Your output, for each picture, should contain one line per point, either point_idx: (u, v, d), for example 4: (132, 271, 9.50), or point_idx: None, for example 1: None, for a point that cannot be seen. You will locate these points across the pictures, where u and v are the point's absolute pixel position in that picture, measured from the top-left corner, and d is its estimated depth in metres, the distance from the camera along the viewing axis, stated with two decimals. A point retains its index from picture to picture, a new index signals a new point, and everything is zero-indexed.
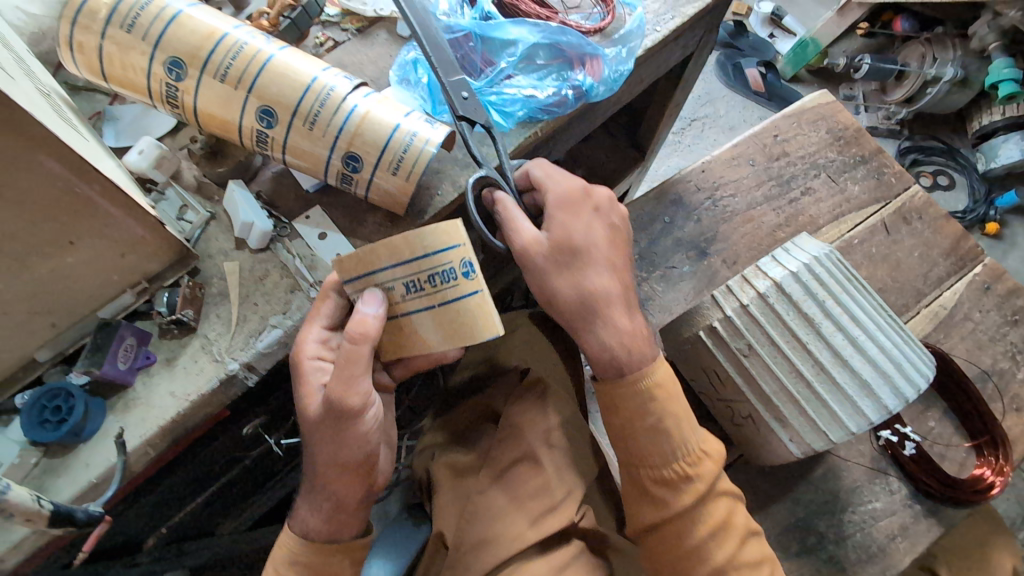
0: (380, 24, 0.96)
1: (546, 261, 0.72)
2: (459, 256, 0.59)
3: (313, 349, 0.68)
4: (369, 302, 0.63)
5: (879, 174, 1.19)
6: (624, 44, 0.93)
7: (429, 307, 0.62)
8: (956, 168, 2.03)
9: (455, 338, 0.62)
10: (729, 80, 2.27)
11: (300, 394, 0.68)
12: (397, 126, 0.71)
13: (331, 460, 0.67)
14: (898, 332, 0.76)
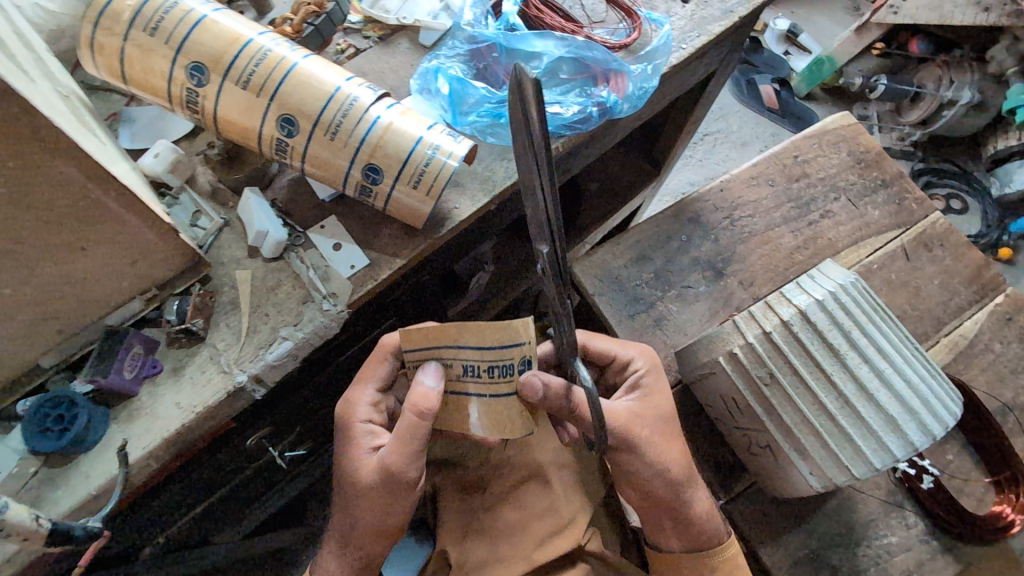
0: (402, 32, 0.95)
1: (650, 435, 0.74)
2: (520, 354, 0.59)
3: (366, 410, 0.73)
4: (430, 377, 0.64)
5: (900, 199, 1.18)
6: (650, 61, 0.91)
7: (481, 392, 0.63)
8: (969, 192, 2.02)
9: (500, 428, 0.64)
10: (743, 96, 2.26)
11: (347, 453, 0.72)
12: (419, 139, 0.70)
13: (372, 524, 0.72)
14: (926, 366, 0.74)
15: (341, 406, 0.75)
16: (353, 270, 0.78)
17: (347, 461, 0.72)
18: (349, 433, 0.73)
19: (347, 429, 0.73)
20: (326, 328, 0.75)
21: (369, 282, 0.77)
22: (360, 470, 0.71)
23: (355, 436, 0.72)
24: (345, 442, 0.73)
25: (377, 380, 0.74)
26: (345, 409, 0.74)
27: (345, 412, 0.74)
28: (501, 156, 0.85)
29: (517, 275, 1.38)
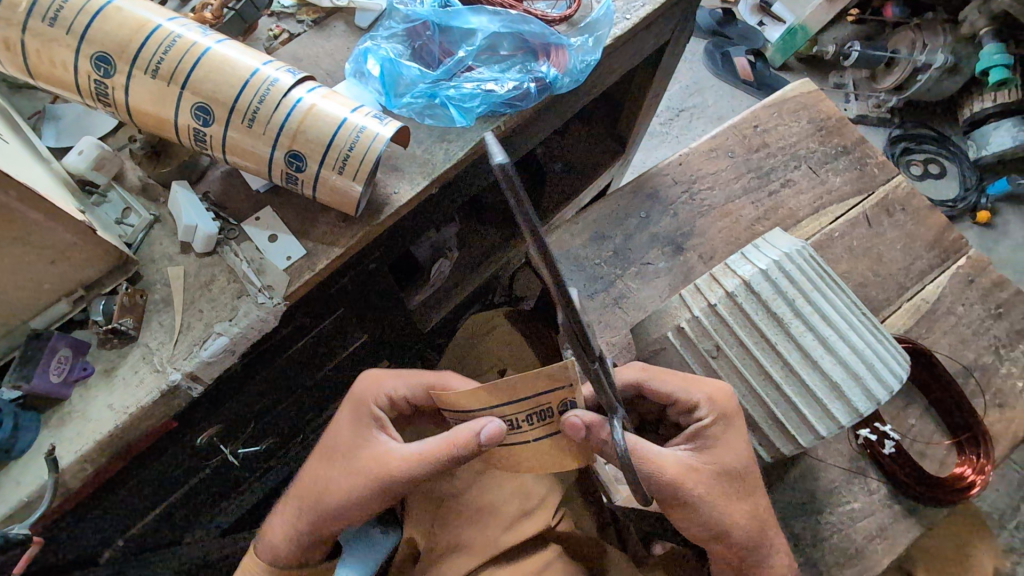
0: (337, 15, 0.93)
1: (707, 492, 0.65)
2: (560, 396, 0.60)
3: (388, 397, 0.76)
4: (488, 430, 0.64)
5: (861, 165, 1.16)
6: (591, 33, 0.89)
7: (527, 438, 0.66)
8: (947, 156, 2.01)
9: (556, 464, 0.68)
10: (717, 68, 2.23)
11: (351, 428, 0.74)
12: (342, 121, 0.67)
13: (334, 502, 0.71)
14: (873, 331, 0.73)
15: (362, 382, 0.78)
16: (290, 261, 0.76)
17: (347, 434, 0.74)
18: (362, 411, 0.75)
19: (359, 404, 0.75)
20: (263, 321, 0.73)
21: (307, 273, 0.76)
22: (359, 442, 0.73)
23: (367, 416, 0.75)
24: (352, 417, 0.75)
25: (415, 383, 0.77)
26: (365, 389, 0.77)
27: (363, 392, 0.76)
28: (440, 138, 0.83)
29: (482, 261, 1.37)
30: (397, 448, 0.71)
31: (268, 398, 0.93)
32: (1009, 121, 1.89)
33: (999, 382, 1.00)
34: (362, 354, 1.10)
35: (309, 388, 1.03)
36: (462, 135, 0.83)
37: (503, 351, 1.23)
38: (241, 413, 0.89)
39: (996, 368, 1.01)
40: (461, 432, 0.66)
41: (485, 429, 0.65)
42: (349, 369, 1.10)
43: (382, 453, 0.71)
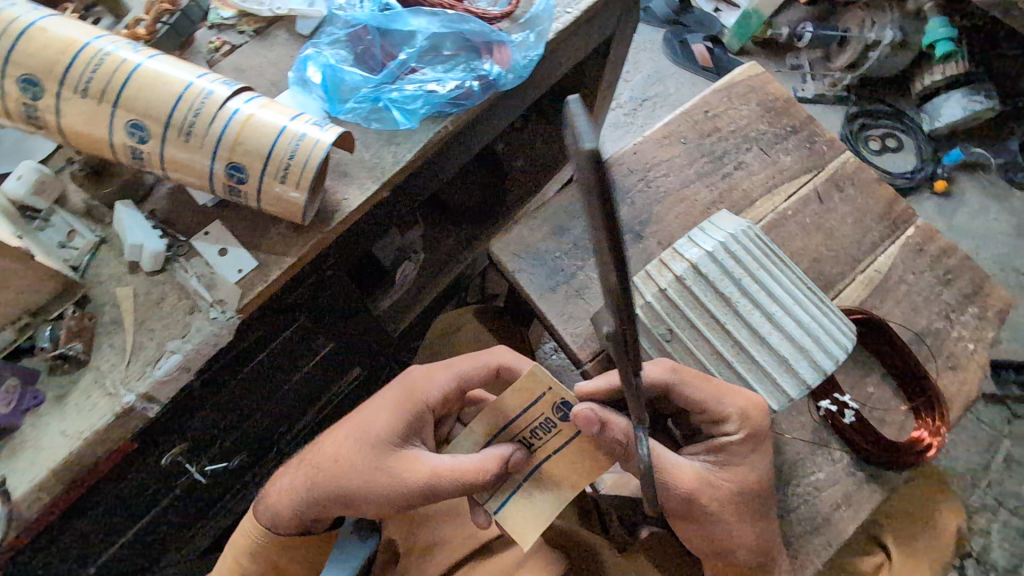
0: (279, 24, 0.93)
1: (719, 509, 0.69)
2: (549, 400, 0.63)
3: (439, 394, 0.79)
4: (513, 457, 0.66)
5: (811, 143, 1.19)
6: (533, 28, 0.90)
7: (553, 452, 0.67)
8: (902, 129, 2.02)
9: (597, 472, 0.65)
10: (677, 57, 2.24)
11: (393, 417, 0.77)
12: (281, 131, 0.67)
13: (356, 486, 0.74)
14: (819, 304, 0.75)
15: (415, 375, 0.81)
16: (241, 274, 0.76)
17: (386, 423, 0.77)
18: (409, 405, 0.78)
19: (409, 397, 0.78)
20: (216, 335, 0.73)
21: (259, 284, 0.75)
22: (399, 437, 0.76)
23: (413, 411, 0.78)
24: (396, 408, 0.78)
25: (463, 378, 0.79)
26: (417, 383, 0.80)
27: (416, 385, 0.79)
28: (388, 141, 0.83)
29: (449, 262, 1.40)
30: (428, 455, 0.73)
31: (234, 413, 0.93)
32: (957, 92, 1.95)
33: (951, 345, 1.04)
34: (333, 362, 1.09)
35: (278, 399, 1.03)
36: (409, 137, 0.84)
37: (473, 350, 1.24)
38: (206, 429, 0.89)
39: (947, 332, 1.05)
40: (479, 459, 0.67)
41: (504, 452, 0.67)
42: (319, 378, 1.09)
43: (412, 459, 0.74)
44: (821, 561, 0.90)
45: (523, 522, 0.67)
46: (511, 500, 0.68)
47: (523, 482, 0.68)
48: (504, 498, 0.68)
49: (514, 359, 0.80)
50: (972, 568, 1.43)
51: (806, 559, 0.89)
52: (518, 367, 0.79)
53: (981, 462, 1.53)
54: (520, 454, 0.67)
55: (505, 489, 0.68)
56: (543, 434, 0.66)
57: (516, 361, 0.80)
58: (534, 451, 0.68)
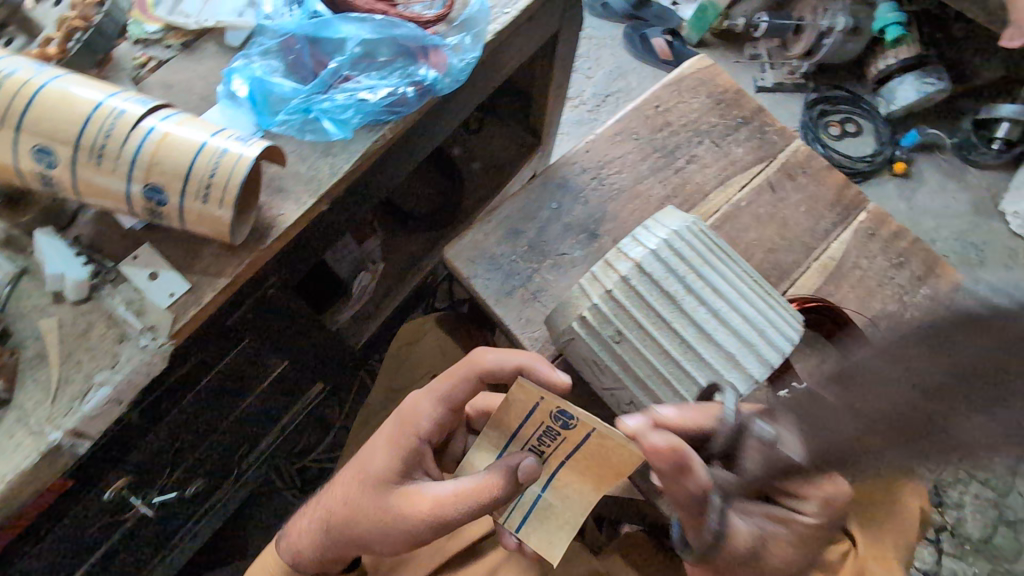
0: (207, 36, 0.89)
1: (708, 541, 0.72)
2: (546, 406, 0.56)
3: (432, 422, 0.73)
4: (523, 468, 0.61)
5: (761, 133, 1.18)
6: (468, 30, 0.88)
7: (563, 461, 0.60)
8: (862, 114, 1.97)
9: (612, 477, 0.58)
10: (638, 51, 2.17)
11: (387, 456, 0.74)
12: (200, 148, 0.65)
13: (365, 528, 0.73)
14: (763, 297, 0.75)
15: (405, 406, 0.76)
16: (172, 298, 0.73)
17: (382, 463, 0.74)
18: (400, 442, 0.73)
19: (400, 434, 0.74)
20: (146, 365, 0.70)
21: (192, 308, 0.72)
22: (396, 475, 0.73)
23: (407, 445, 0.73)
24: (389, 445, 0.74)
25: (449, 398, 0.73)
26: (407, 415, 0.74)
27: (406, 418, 0.74)
28: (325, 153, 0.81)
29: (409, 271, 1.36)
30: (430, 486, 0.70)
31: (182, 441, 0.89)
32: (911, 75, 1.92)
33: None
34: (290, 380, 1.06)
35: (231, 423, 0.99)
36: (346, 147, 0.81)
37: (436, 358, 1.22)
38: (151, 459, 0.85)
39: (902, 315, 1.05)
40: (489, 482, 0.62)
41: (513, 469, 0.61)
42: (276, 397, 1.06)
43: (414, 494, 0.71)
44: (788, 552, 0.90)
45: (552, 530, 0.63)
46: (535, 511, 0.64)
47: (544, 491, 0.63)
48: (527, 508, 0.65)
49: (491, 357, 0.71)
50: (947, 543, 1.45)
51: None
52: (498, 364, 0.71)
53: None
54: (531, 466, 0.61)
55: (526, 499, 0.64)
56: (551, 444, 0.60)
57: (492, 358, 0.71)
58: (545, 462, 0.62)
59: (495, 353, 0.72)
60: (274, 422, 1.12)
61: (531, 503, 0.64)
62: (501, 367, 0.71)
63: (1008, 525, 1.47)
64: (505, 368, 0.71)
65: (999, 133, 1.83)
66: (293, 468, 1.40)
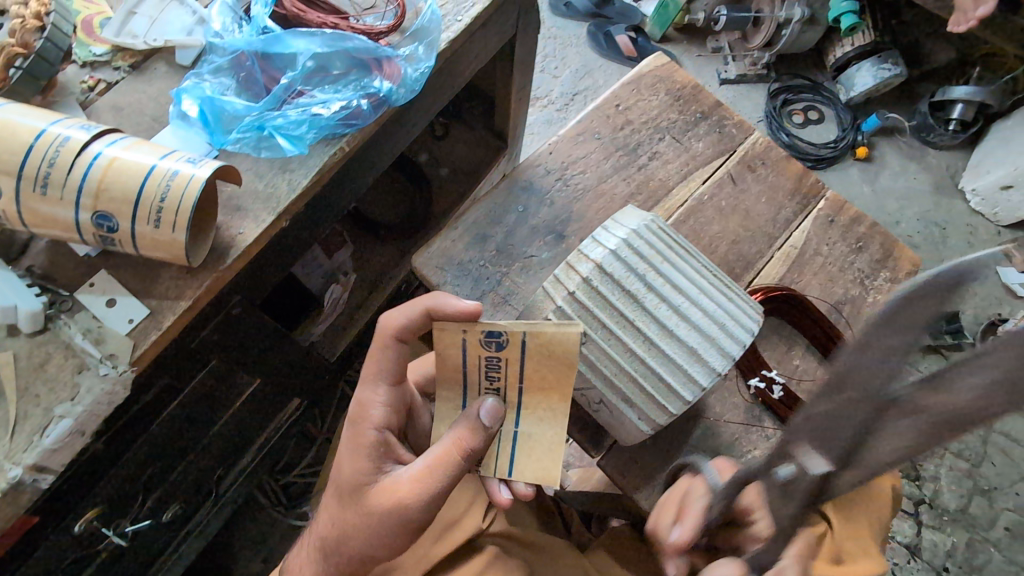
0: (157, 56, 0.88)
1: None
2: (473, 337, 0.65)
3: (382, 408, 0.72)
4: (486, 409, 0.65)
5: (721, 127, 1.20)
6: (421, 40, 0.89)
7: (517, 385, 0.66)
8: (824, 102, 2.00)
9: (564, 373, 0.63)
10: (602, 49, 2.13)
11: (352, 459, 0.71)
12: (149, 172, 0.64)
13: (359, 539, 0.69)
14: (723, 289, 0.78)
15: (353, 404, 0.74)
16: (132, 324, 0.71)
17: (350, 467, 0.71)
18: (359, 440, 0.71)
19: (357, 434, 0.72)
20: (108, 394, 0.69)
21: (152, 334, 0.71)
22: (368, 476, 0.70)
23: (367, 442, 0.71)
24: (352, 448, 0.72)
25: (388, 373, 0.72)
26: (359, 410, 0.73)
27: (356, 416, 0.73)
28: (282, 169, 0.80)
29: (381, 281, 1.34)
30: (403, 471, 0.68)
31: (153, 466, 0.88)
32: (867, 61, 1.93)
33: (867, 311, 1.07)
34: (264, 398, 1.05)
35: (205, 445, 0.98)
36: (303, 163, 0.81)
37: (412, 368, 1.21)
38: (122, 487, 0.84)
39: (863, 299, 1.08)
40: (459, 434, 0.65)
41: (477, 414, 0.65)
42: (250, 417, 1.05)
43: (390, 483, 0.68)
44: None
45: (543, 458, 0.66)
46: (519, 447, 0.67)
47: (518, 425, 0.67)
48: (509, 447, 0.67)
49: (399, 314, 0.69)
50: (926, 515, 1.48)
51: None
52: (406, 319, 0.68)
53: None
54: (493, 402, 0.65)
55: (505, 437, 0.67)
56: (502, 373, 0.65)
57: (398, 314, 0.69)
58: (502, 395, 0.66)
59: (398, 311, 0.70)
60: (249, 442, 1.11)
61: (511, 440, 0.67)
62: (412, 320, 0.68)
63: (983, 494, 1.50)
64: (412, 320, 0.68)
65: (954, 114, 1.84)
66: (276, 484, 1.37)
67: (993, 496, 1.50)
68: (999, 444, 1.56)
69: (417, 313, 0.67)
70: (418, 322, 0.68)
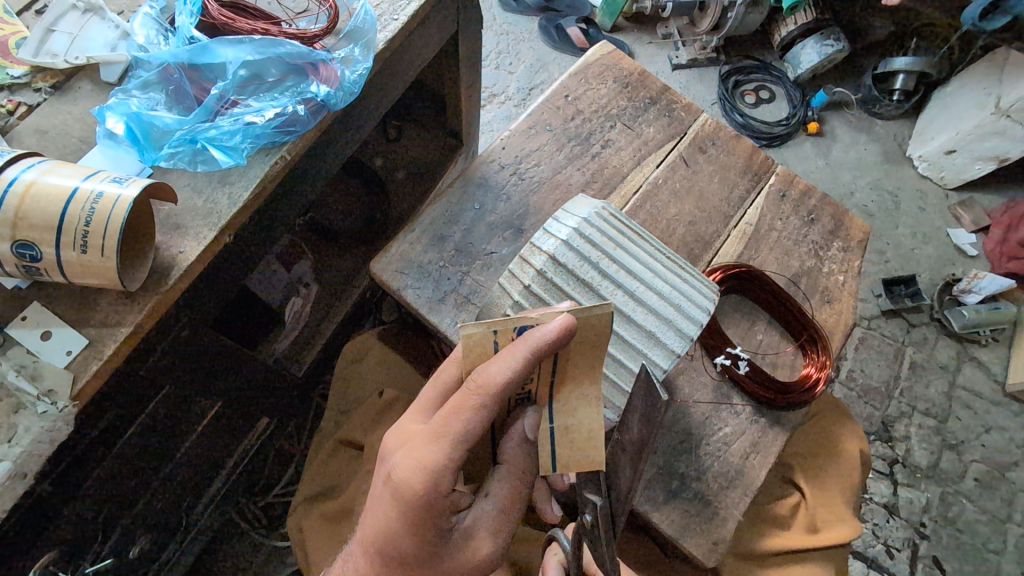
0: (80, 74, 0.84)
1: None
2: (504, 336, 0.55)
3: (453, 474, 0.56)
4: (528, 425, 0.62)
5: (670, 111, 1.20)
6: (357, 41, 0.88)
7: (550, 382, 0.59)
8: (773, 80, 2.03)
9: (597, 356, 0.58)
10: (555, 42, 2.09)
11: (412, 534, 0.59)
12: (71, 197, 0.64)
13: None
14: (676, 272, 0.83)
15: (404, 471, 0.57)
16: (70, 356, 0.68)
17: (411, 544, 0.59)
18: (420, 517, 0.57)
19: (422, 513, 0.57)
20: (49, 432, 0.65)
21: (93, 364, 0.68)
22: (436, 548, 0.60)
23: (437, 516, 0.58)
24: (409, 525, 0.58)
25: (472, 436, 0.55)
26: (419, 483, 0.56)
27: (421, 494, 0.56)
28: (221, 182, 0.78)
29: (343, 290, 1.31)
30: (474, 525, 0.62)
31: (111, 501, 0.85)
32: (811, 39, 1.95)
33: (824, 281, 1.09)
34: (228, 422, 1.01)
35: (169, 474, 0.95)
36: (243, 174, 0.79)
37: (382, 377, 1.18)
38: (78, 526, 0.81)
39: (819, 270, 1.10)
40: (518, 466, 0.63)
41: (521, 435, 0.62)
42: (214, 442, 1.01)
43: (465, 544, 0.61)
44: (742, 513, 0.90)
45: (585, 448, 0.60)
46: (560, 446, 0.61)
47: (555, 420, 0.60)
48: (550, 446, 0.60)
49: (498, 369, 0.53)
50: (901, 474, 1.52)
51: (727, 514, 0.89)
52: (513, 373, 0.53)
53: (892, 374, 1.62)
54: (535, 415, 0.61)
55: (544, 439, 0.60)
56: (535, 378, 0.58)
57: (501, 371, 0.53)
58: (536, 400, 0.62)
59: (499, 364, 0.53)
60: (216, 469, 1.07)
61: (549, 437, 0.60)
62: (524, 374, 0.53)
63: (952, 449, 1.55)
64: (519, 373, 0.53)
65: (897, 84, 1.88)
66: (256, 506, 1.32)
67: (961, 449, 1.55)
68: (963, 399, 1.61)
69: (529, 364, 0.53)
70: (529, 373, 0.54)
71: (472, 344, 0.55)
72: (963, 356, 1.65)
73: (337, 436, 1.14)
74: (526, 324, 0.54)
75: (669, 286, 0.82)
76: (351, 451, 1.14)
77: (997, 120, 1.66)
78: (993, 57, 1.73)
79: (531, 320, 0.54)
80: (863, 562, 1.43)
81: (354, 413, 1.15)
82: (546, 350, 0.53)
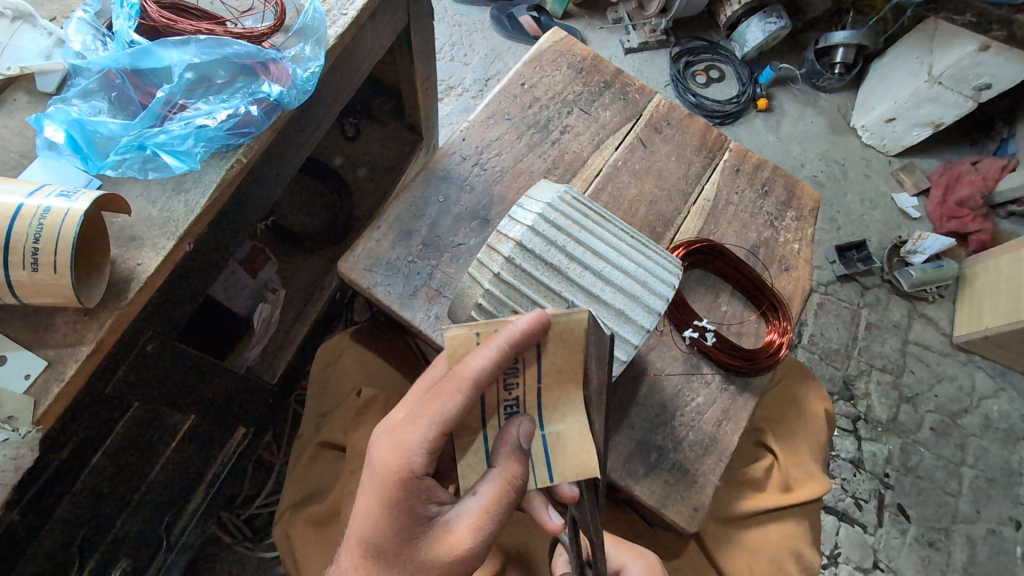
0: (15, 86, 0.80)
1: None
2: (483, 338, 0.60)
3: (426, 455, 0.58)
4: (522, 431, 0.61)
5: (624, 94, 1.22)
6: (307, 39, 0.87)
7: (535, 386, 0.63)
8: (721, 60, 2.08)
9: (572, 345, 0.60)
10: (508, 32, 2.09)
11: (388, 517, 0.59)
12: (18, 212, 0.62)
13: None
14: (641, 249, 0.86)
15: (381, 451, 0.59)
16: (29, 379, 0.66)
17: (385, 530, 0.59)
18: (394, 495, 0.58)
19: (397, 488, 0.58)
20: (12, 461, 0.62)
21: (55, 386, 0.66)
22: (411, 532, 0.59)
23: (411, 495, 0.58)
24: (384, 504, 0.59)
25: (448, 420, 0.57)
26: (393, 461, 0.58)
27: (395, 469, 0.58)
28: (176, 190, 0.76)
29: (311, 293, 1.29)
30: (456, 518, 0.60)
31: (88, 523, 0.83)
32: (754, 17, 2.01)
33: (781, 250, 1.14)
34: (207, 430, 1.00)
35: (146, 492, 0.93)
36: (199, 179, 0.77)
37: (358, 377, 1.16)
38: (50, 552, 0.78)
39: (776, 240, 1.14)
40: (507, 470, 0.60)
41: (514, 443, 0.61)
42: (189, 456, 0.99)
43: (443, 536, 0.59)
44: (719, 478, 0.94)
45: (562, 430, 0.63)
46: (548, 441, 0.63)
47: (546, 428, 0.63)
48: (544, 455, 0.63)
49: (476, 360, 0.56)
50: (864, 429, 1.60)
51: (705, 480, 0.93)
52: (488, 362, 0.56)
53: (850, 335, 1.71)
54: (527, 424, 0.62)
55: (537, 448, 0.63)
56: (518, 380, 0.62)
57: (480, 361, 0.56)
58: (526, 412, 0.64)
59: (477, 355, 0.57)
60: (192, 483, 1.04)
61: (542, 448, 0.63)
62: (500, 364, 0.56)
63: (908, 401, 1.65)
64: (495, 363, 0.56)
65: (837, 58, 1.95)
66: (238, 519, 1.29)
67: (917, 401, 1.65)
68: (916, 353, 1.71)
69: (505, 354, 0.56)
70: (504, 365, 0.57)
71: (454, 345, 0.60)
72: (913, 313, 1.75)
73: (318, 439, 1.13)
74: (503, 324, 0.59)
75: (636, 265, 0.84)
76: (334, 453, 1.13)
77: (930, 86, 1.73)
78: (924, 27, 1.76)
79: (509, 320, 0.59)
80: (834, 516, 1.51)
81: (333, 416, 1.14)
82: (519, 342, 0.57)
